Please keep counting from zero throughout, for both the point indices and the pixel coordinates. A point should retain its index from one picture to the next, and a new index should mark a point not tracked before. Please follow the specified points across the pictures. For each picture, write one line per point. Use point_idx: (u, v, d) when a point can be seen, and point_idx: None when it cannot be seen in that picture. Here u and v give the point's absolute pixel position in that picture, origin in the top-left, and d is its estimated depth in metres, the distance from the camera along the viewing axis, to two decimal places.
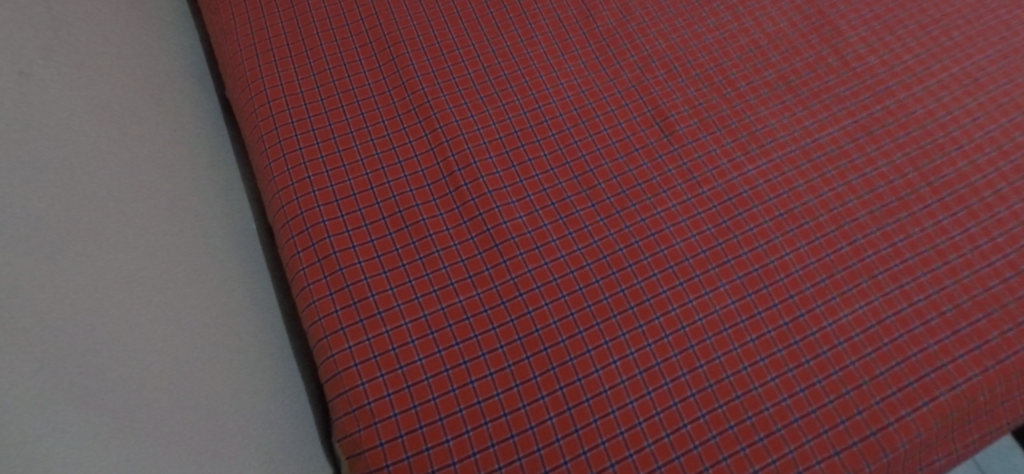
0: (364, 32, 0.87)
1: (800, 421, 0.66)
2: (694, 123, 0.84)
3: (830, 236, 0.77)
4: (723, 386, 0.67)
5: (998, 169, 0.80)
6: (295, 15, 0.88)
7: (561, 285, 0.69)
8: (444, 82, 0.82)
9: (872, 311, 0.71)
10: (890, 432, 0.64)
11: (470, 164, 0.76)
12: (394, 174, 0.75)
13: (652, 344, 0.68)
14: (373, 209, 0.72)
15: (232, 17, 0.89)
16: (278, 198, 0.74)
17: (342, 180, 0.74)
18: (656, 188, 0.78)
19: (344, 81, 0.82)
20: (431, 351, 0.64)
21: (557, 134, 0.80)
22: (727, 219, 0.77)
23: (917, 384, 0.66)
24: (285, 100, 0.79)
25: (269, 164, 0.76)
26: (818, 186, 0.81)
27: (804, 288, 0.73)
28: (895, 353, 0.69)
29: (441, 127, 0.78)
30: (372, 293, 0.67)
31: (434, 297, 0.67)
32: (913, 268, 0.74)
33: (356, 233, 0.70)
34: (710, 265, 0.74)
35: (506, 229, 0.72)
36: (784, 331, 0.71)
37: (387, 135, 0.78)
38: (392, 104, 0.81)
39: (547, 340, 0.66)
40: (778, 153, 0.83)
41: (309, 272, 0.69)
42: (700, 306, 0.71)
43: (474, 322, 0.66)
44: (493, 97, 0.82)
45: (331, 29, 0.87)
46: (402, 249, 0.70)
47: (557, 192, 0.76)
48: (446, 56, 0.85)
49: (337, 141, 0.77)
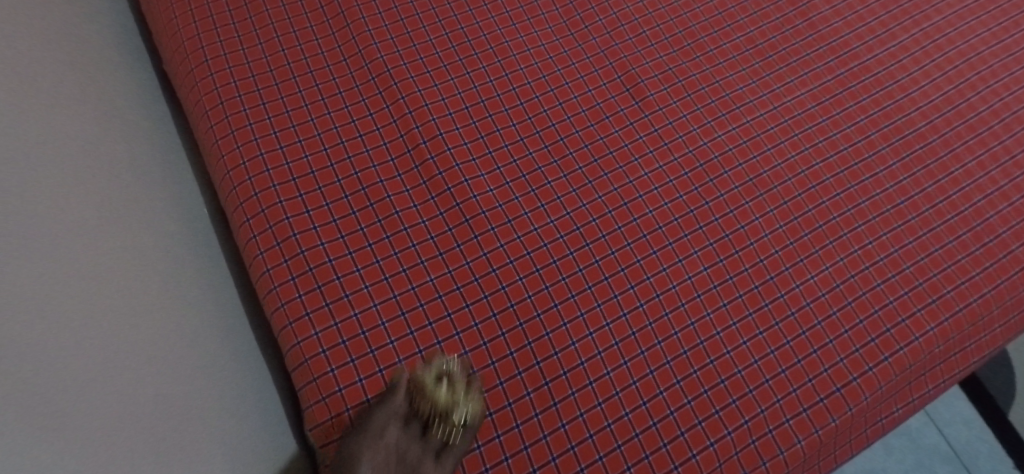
0: (322, 11, 0.85)
1: (771, 382, 0.67)
2: (665, 89, 0.82)
3: (797, 200, 0.76)
4: (698, 351, 0.68)
5: (954, 128, 0.81)
6: (244, 1, 0.84)
7: (534, 258, 0.71)
8: (409, 63, 0.81)
9: (839, 270, 0.73)
10: (853, 387, 0.67)
11: (443, 151, 0.75)
12: (361, 163, 0.74)
13: (636, 333, 0.68)
14: (342, 202, 0.72)
15: (172, 4, 0.83)
16: (234, 193, 0.72)
17: (306, 172, 0.73)
18: (628, 155, 0.78)
19: (301, 65, 0.80)
20: (402, 332, 0.66)
21: (519, 123, 0.79)
22: (697, 185, 0.76)
23: (877, 340, 0.69)
24: (240, 99, 0.76)
25: (223, 157, 0.74)
26: (796, 140, 0.80)
27: (773, 251, 0.73)
28: (858, 311, 0.71)
29: (412, 111, 0.77)
30: (347, 293, 0.67)
31: (412, 295, 0.68)
32: (875, 229, 0.75)
33: (325, 229, 0.70)
34: (682, 231, 0.74)
35: (485, 220, 0.72)
36: (755, 294, 0.71)
37: (353, 121, 0.77)
38: (355, 86, 0.79)
39: (523, 315, 0.68)
40: (746, 117, 0.81)
41: (275, 271, 0.68)
42: (673, 274, 0.71)
43: (446, 299, 0.68)
44: (465, 77, 0.81)
45: (285, 15, 0.84)
46: (375, 243, 0.70)
47: (527, 162, 0.76)
48: (402, 52, 0.82)
49: (297, 133, 0.75)
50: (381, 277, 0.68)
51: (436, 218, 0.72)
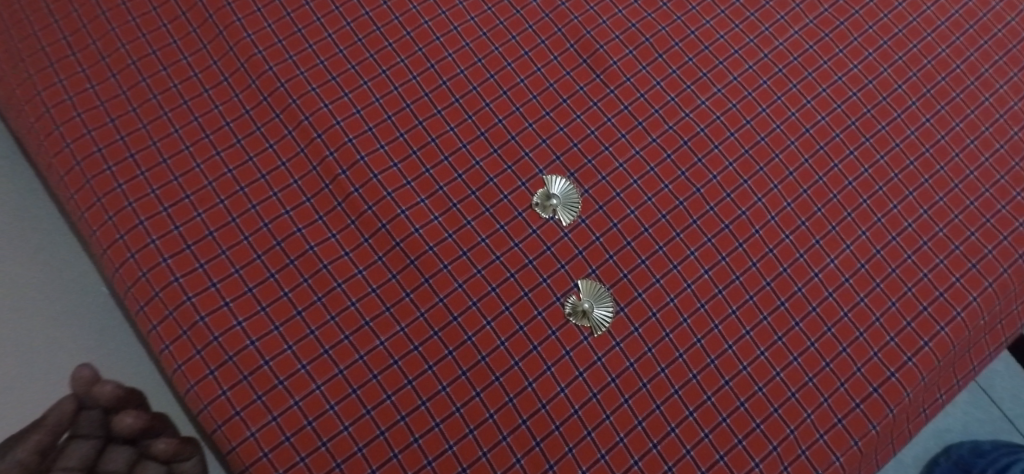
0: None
1: (799, 396, 0.57)
2: (630, 53, 0.66)
3: (805, 168, 0.64)
4: (709, 373, 0.58)
5: (980, 46, 0.69)
6: None
7: (501, 294, 0.58)
8: (307, 70, 0.62)
9: (862, 247, 0.62)
10: (893, 384, 0.58)
11: (369, 180, 0.59)
12: (270, 210, 0.58)
13: (635, 364, 0.57)
14: (255, 264, 0.56)
15: None
16: (117, 277, 0.56)
17: (203, 233, 0.56)
18: (596, 145, 0.63)
19: (170, 93, 0.61)
20: (356, 413, 0.54)
21: (457, 125, 0.62)
22: (683, 169, 0.63)
23: (915, 324, 0.60)
24: (100, 155, 0.58)
25: (94, 233, 0.56)
26: (794, 93, 0.66)
27: (783, 237, 0.61)
28: (889, 293, 0.60)
29: (321, 133, 0.60)
30: (281, 379, 0.54)
31: (362, 366, 0.55)
32: (898, 189, 0.64)
33: (239, 303, 0.55)
34: (673, 230, 0.61)
35: (434, 257, 0.58)
36: (768, 293, 0.60)
37: (250, 158, 0.59)
38: (244, 111, 0.61)
39: (497, 367, 0.56)
40: (732, 73, 0.66)
41: (189, 366, 0.54)
42: (669, 285, 0.59)
43: (404, 365, 0.55)
44: (380, 78, 0.63)
45: (121, 2, 0.64)
46: (305, 310, 0.55)
47: (474, 175, 0.61)
48: (295, 58, 0.62)
49: (182, 186, 0.58)
50: (319, 351, 0.55)
51: (374, 264, 0.58)
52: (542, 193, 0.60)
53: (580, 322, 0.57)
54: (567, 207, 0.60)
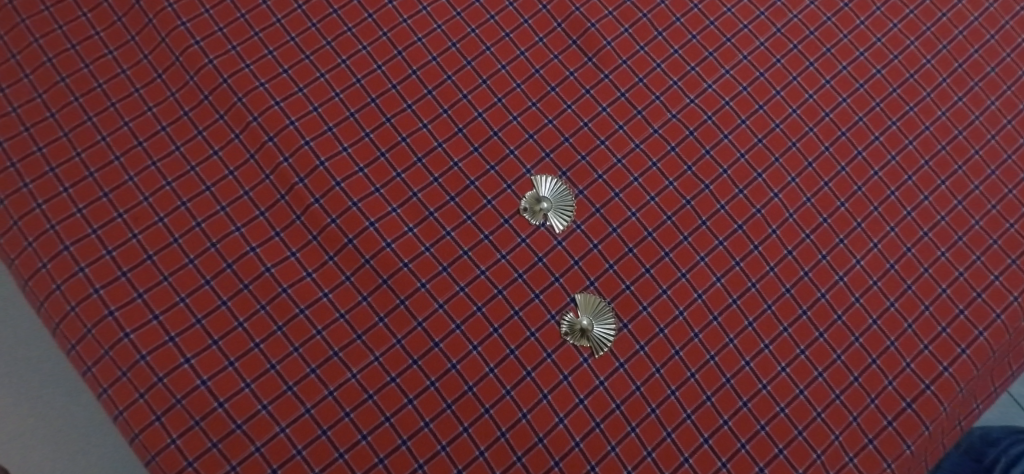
0: None
1: (825, 415, 0.51)
2: (625, 31, 0.58)
3: (825, 157, 0.57)
4: (725, 394, 0.51)
5: (1016, 15, 0.62)
6: None
7: (489, 315, 0.51)
8: (253, 62, 0.54)
9: (890, 245, 0.55)
10: (928, 398, 0.52)
11: (331, 188, 0.51)
12: (218, 228, 0.50)
13: (642, 387, 0.51)
14: (203, 291, 0.48)
15: None
16: (43, 312, 0.48)
17: (140, 257, 0.49)
18: (590, 139, 0.55)
19: (95, 94, 0.52)
20: (328, 458, 0.47)
21: (431, 122, 0.54)
22: (688, 163, 0.56)
23: (951, 329, 0.54)
24: (14, 170, 0.50)
25: (12, 262, 0.49)
26: (812, 72, 0.58)
27: (804, 236, 0.55)
28: (921, 296, 0.54)
29: (272, 136, 0.52)
30: (238, 423, 0.46)
31: (333, 403, 0.47)
32: (929, 178, 0.57)
33: (186, 338, 0.47)
34: (680, 234, 0.54)
35: (411, 275, 0.50)
36: (788, 301, 0.53)
37: (191, 167, 0.51)
38: (182, 113, 0.53)
39: (487, 398, 0.49)
40: (742, 52, 0.58)
41: (131, 413, 0.46)
42: (678, 296, 0.53)
43: (381, 399, 0.48)
44: (340, 69, 0.54)
45: None
46: (264, 342, 0.48)
47: (453, 178, 0.53)
48: (239, 49, 0.54)
49: (113, 203, 0.50)
50: (282, 388, 0.47)
51: (341, 286, 0.50)
52: (531, 196, 0.53)
53: (578, 342, 0.50)
54: (559, 212, 0.53)
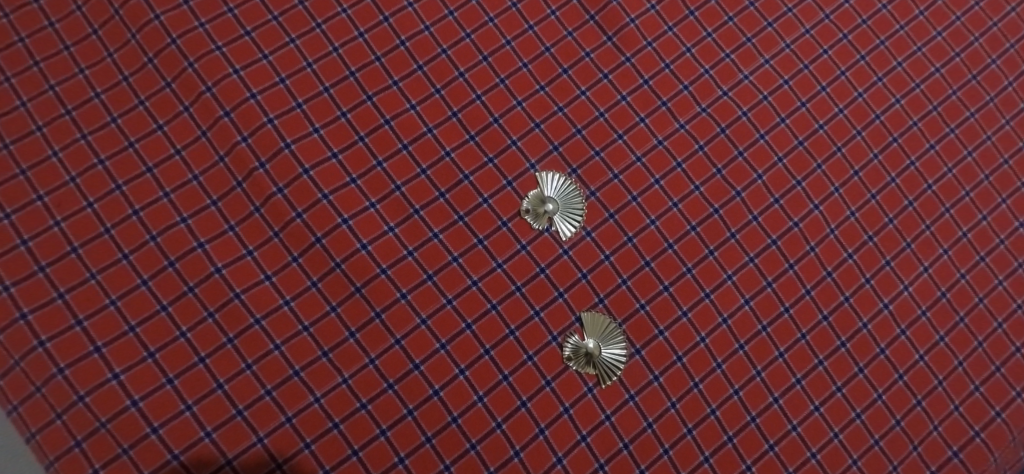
0: None
1: (862, 463, 0.45)
2: (652, 8, 0.50)
3: (873, 166, 0.50)
4: (749, 435, 0.44)
5: None
6: None
7: (480, 334, 0.43)
8: (210, 21, 0.45)
9: (942, 270, 0.49)
10: (977, 447, 0.46)
11: (299, 177, 0.43)
12: (160, 217, 0.42)
13: (655, 424, 0.44)
14: (140, 293, 0.40)
15: None
16: None
17: (62, 250, 0.40)
18: (607, 132, 0.48)
19: (17, 49, 0.44)
20: None
21: (421, 103, 0.46)
22: (718, 166, 0.48)
23: (1005, 369, 0.48)
24: None
25: None
26: (861, 67, 0.51)
27: (845, 256, 0.48)
28: (974, 330, 0.48)
29: (229, 111, 0.44)
30: (175, 453, 0.38)
31: (291, 433, 0.40)
32: (989, 196, 0.51)
33: (116, 350, 0.39)
34: (705, 247, 0.47)
35: (389, 283, 0.43)
36: (825, 331, 0.47)
37: (130, 143, 0.43)
38: (122, 78, 0.44)
39: (474, 431, 0.42)
40: (784, 40, 0.51)
41: (46, 436, 0.38)
42: (700, 320, 0.45)
43: (348, 429, 0.40)
44: (314, 35, 0.46)
45: None
46: (211, 357, 0.40)
47: (443, 170, 0.45)
48: (193, 4, 0.45)
49: (31, 182, 0.41)
50: (230, 412, 0.39)
51: (306, 293, 0.42)
52: (534, 196, 0.45)
53: (583, 369, 0.43)
54: (566, 215, 0.45)
